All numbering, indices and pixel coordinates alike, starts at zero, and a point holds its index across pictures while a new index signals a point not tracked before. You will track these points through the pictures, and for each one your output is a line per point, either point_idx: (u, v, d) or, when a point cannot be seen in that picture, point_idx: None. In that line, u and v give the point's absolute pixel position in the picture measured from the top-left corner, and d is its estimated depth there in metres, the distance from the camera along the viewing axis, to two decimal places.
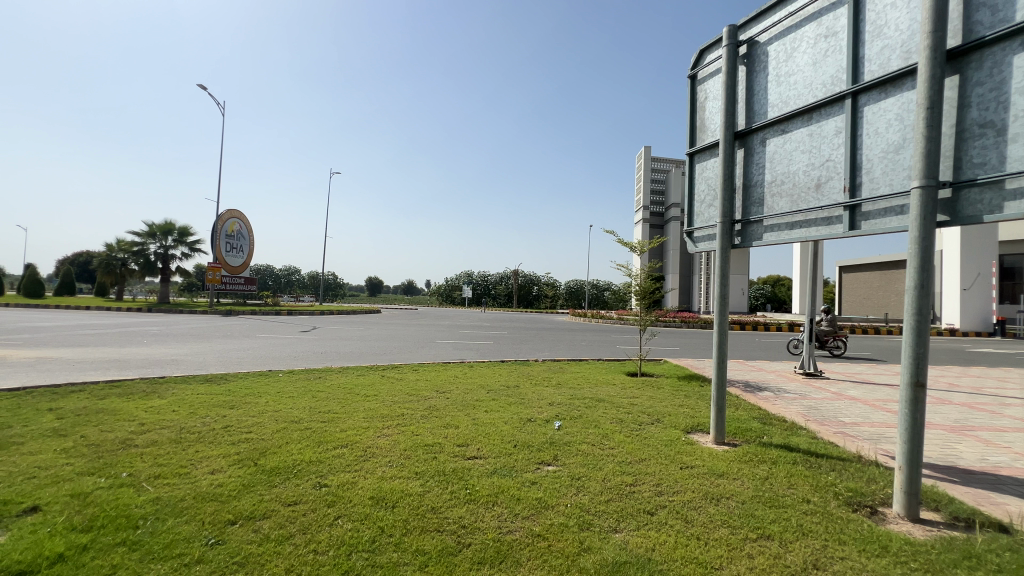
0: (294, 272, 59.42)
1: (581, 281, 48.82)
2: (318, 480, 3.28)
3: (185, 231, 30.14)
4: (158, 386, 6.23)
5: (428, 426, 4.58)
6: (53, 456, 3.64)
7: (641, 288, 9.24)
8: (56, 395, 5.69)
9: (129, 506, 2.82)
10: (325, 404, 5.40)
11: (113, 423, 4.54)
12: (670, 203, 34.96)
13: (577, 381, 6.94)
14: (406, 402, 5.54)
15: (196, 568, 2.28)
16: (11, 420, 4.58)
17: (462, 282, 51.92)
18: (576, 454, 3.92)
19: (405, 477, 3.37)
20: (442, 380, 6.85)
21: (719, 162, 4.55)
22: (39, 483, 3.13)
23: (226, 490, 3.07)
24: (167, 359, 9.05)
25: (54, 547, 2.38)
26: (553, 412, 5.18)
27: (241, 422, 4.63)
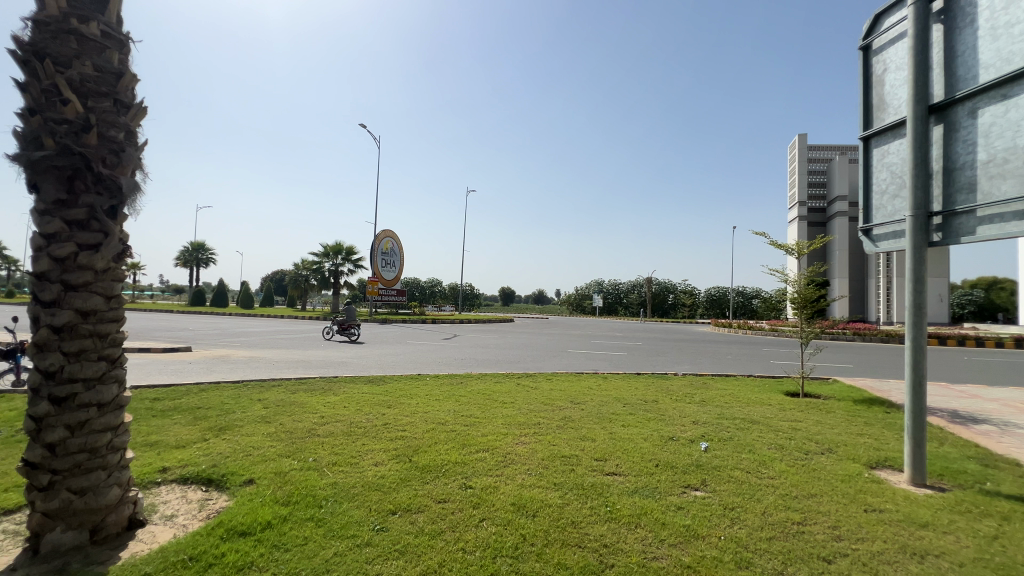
0: (439, 284, 65.08)
1: (723, 288, 45.01)
2: (464, 481, 3.48)
3: (352, 251, 35.07)
4: (332, 385, 7.28)
5: (564, 437, 4.57)
6: (261, 438, 4.47)
7: (800, 296, 8.09)
8: (262, 388, 7.01)
9: (315, 487, 3.32)
10: (467, 408, 5.74)
11: (300, 414, 5.42)
12: (834, 196, 30.23)
13: (724, 399, 6.32)
14: (542, 411, 5.61)
15: (366, 549, 2.58)
16: (234, 407, 5.76)
17: (593, 291, 51.60)
18: (729, 481, 3.54)
19: (544, 487, 3.40)
20: (575, 391, 6.80)
21: (907, 143, 3.78)
22: (253, 460, 3.87)
23: (387, 482, 3.43)
24: (338, 361, 10.59)
25: (265, 514, 2.90)
26: (698, 432, 4.78)
27: (397, 421, 5.16)
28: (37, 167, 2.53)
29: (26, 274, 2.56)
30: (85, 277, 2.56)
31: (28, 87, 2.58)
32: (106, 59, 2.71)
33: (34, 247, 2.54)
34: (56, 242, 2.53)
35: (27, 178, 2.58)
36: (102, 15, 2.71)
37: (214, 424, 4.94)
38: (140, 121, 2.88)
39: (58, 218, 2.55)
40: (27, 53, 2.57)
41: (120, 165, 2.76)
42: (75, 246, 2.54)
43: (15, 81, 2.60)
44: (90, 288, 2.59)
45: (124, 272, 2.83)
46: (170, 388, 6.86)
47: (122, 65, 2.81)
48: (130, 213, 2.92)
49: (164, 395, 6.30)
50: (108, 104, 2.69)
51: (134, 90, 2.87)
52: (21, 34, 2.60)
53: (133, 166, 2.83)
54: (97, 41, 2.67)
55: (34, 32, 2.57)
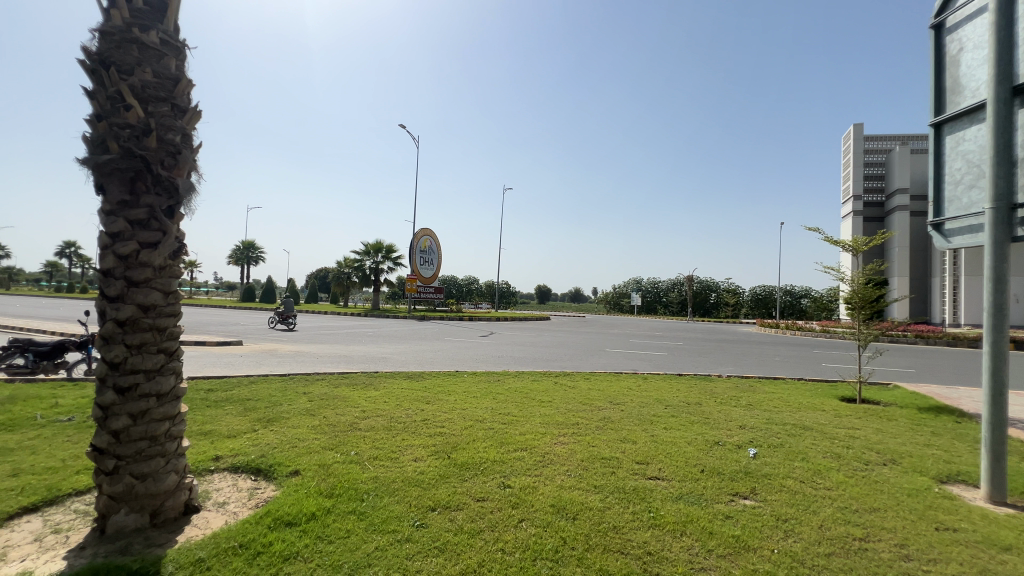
0: (475, 281, 65.65)
1: (769, 287, 43.17)
2: (502, 479, 3.45)
3: (391, 249, 35.85)
4: (373, 380, 7.44)
5: (604, 438, 4.47)
6: (306, 431, 4.60)
7: (857, 296, 7.60)
8: (307, 381, 7.24)
9: (357, 481, 3.39)
10: (505, 406, 5.72)
11: (343, 408, 5.55)
12: (895, 189, 28.32)
13: (774, 404, 6.03)
14: (581, 411, 5.52)
15: (406, 545, 2.59)
16: (281, 399, 5.97)
17: (631, 290, 50.65)
18: (781, 491, 3.35)
19: (585, 489, 3.32)
20: (614, 392, 6.66)
21: (987, 128, 3.45)
22: (299, 451, 3.98)
23: (427, 478, 3.45)
24: (379, 356, 10.84)
25: (310, 506, 2.97)
26: (746, 437, 4.56)
27: (436, 417, 5.20)
28: (103, 170, 2.68)
29: (94, 271, 2.73)
30: (146, 274, 2.69)
31: (95, 95, 2.73)
32: (165, 65, 2.83)
33: (101, 246, 2.69)
34: (120, 241, 2.67)
35: (94, 181, 2.73)
36: (160, 23, 2.83)
37: (262, 416, 5.13)
38: (195, 124, 3.00)
39: (122, 218, 2.68)
40: (95, 62, 2.72)
41: (176, 167, 2.88)
42: (136, 244, 2.68)
43: (84, 90, 2.76)
44: (150, 284, 2.71)
45: (180, 269, 2.96)
46: (222, 380, 7.19)
47: (178, 71, 2.94)
48: (186, 213, 3.04)
49: (218, 387, 6.62)
50: (165, 109, 2.81)
51: (190, 94, 2.99)
52: (90, 45, 2.75)
53: (190, 167, 2.95)
54: (157, 48, 2.79)
55: (100, 42, 2.71)
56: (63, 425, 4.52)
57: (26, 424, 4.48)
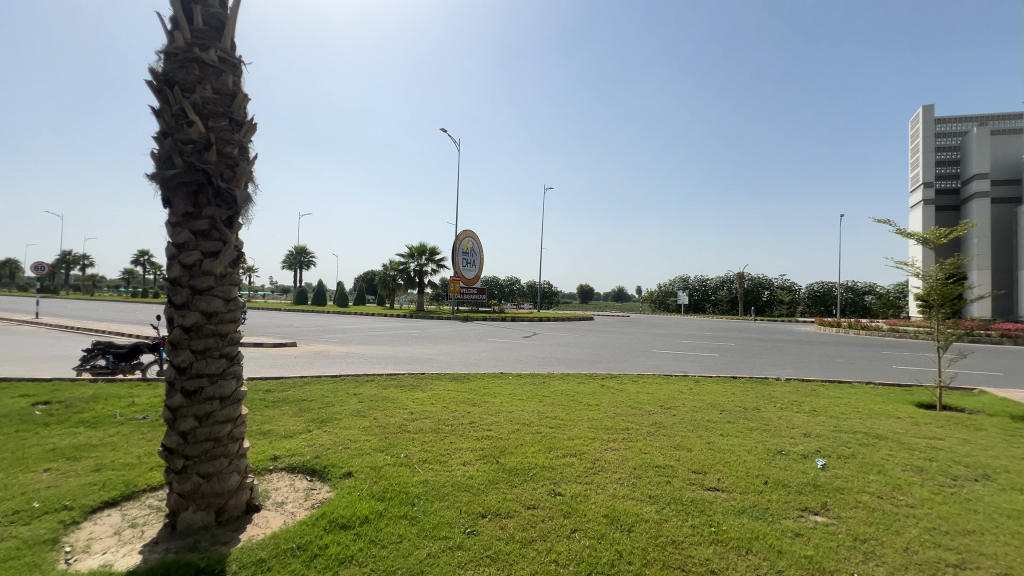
0: (516, 282, 65.87)
1: (827, 283, 40.75)
2: (552, 486, 3.38)
3: (434, 251, 36.52)
4: (420, 381, 7.54)
5: (657, 444, 4.30)
6: (357, 432, 4.70)
7: (935, 293, 6.96)
8: (357, 383, 7.43)
9: (407, 483, 3.41)
10: (552, 410, 5.63)
11: (392, 409, 5.64)
12: (972, 174, 25.97)
13: (841, 410, 5.62)
14: (630, 416, 5.34)
15: (459, 553, 2.57)
16: (333, 400, 6.15)
17: (677, 288, 49.21)
18: (857, 507, 3.08)
19: (639, 499, 3.19)
20: (665, 395, 6.42)
21: None
22: (352, 453, 4.07)
23: (476, 483, 3.43)
24: (425, 358, 11.02)
25: (363, 509, 3.01)
26: (812, 446, 4.26)
27: (483, 419, 5.18)
28: (169, 184, 2.81)
29: (163, 280, 2.87)
30: (208, 282, 2.81)
31: (162, 112, 2.87)
32: (223, 82, 2.95)
33: (168, 256, 2.83)
34: (185, 251, 2.80)
35: (161, 194, 2.87)
36: (219, 42, 2.94)
37: (317, 417, 5.29)
38: (251, 136, 3.10)
39: (186, 229, 2.81)
40: (160, 82, 2.86)
41: (235, 178, 2.99)
42: (199, 253, 2.80)
43: (153, 109, 2.91)
44: (212, 292, 2.83)
45: (240, 277, 3.07)
46: (278, 381, 7.50)
47: (236, 86, 3.05)
48: (244, 222, 3.16)
49: (275, 387, 6.91)
50: (224, 123, 2.92)
51: (247, 108, 3.11)
52: (156, 65, 2.90)
53: (246, 178, 3.06)
54: (215, 66, 2.91)
55: (166, 63, 2.86)
56: (138, 423, 4.83)
57: (108, 422, 4.83)
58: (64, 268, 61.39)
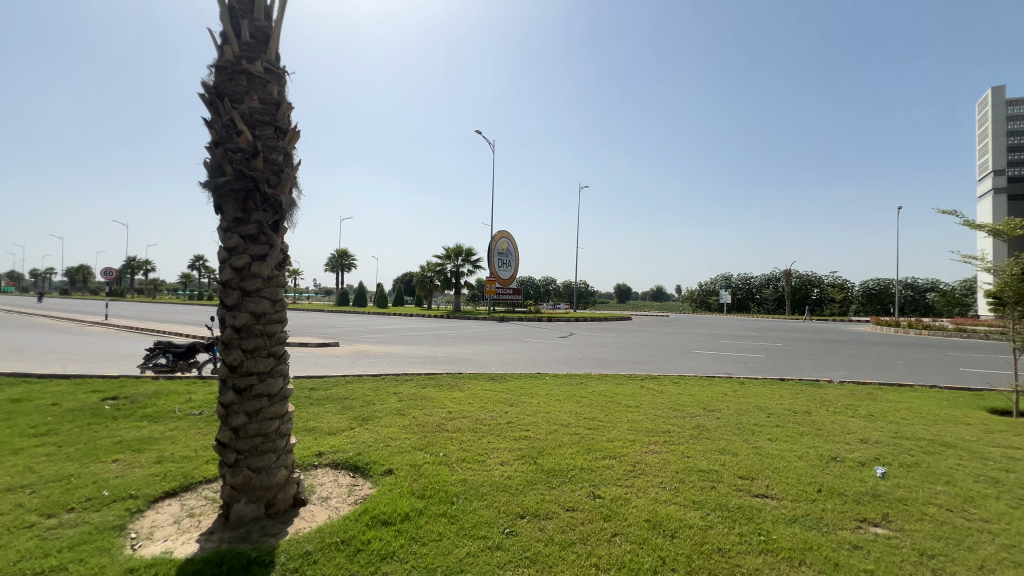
0: (551, 282, 65.67)
1: (884, 280, 38.38)
2: (591, 489, 3.32)
3: (470, 253, 36.91)
4: (458, 380, 7.63)
5: (701, 448, 4.16)
6: (397, 430, 4.79)
7: (1009, 289, 6.40)
8: (397, 382, 7.59)
9: (446, 482, 3.44)
10: (590, 411, 5.55)
11: (430, 408, 5.73)
12: None
13: (902, 415, 5.26)
14: (672, 418, 5.19)
15: (498, 553, 2.56)
16: (374, 398, 6.31)
17: (719, 287, 47.68)
18: (922, 520, 2.86)
19: (682, 504, 3.09)
20: (708, 397, 6.21)
21: None
22: (392, 451, 4.14)
23: (514, 483, 3.42)
24: (462, 357, 11.14)
25: (403, 506, 3.05)
26: (870, 453, 4.01)
27: (520, 420, 5.17)
28: (220, 191, 2.94)
29: (215, 282, 3.02)
30: (256, 284, 2.93)
31: (213, 123, 3.02)
32: (268, 92, 3.07)
33: (220, 260, 2.97)
34: (235, 255, 2.93)
35: (214, 201, 3.02)
36: (264, 54, 3.07)
37: (359, 414, 5.44)
38: (295, 143, 3.22)
39: (235, 233, 2.93)
40: (212, 95, 3.01)
41: (280, 184, 3.10)
42: (249, 257, 2.93)
43: (205, 121, 3.08)
44: (260, 293, 2.96)
45: (285, 279, 3.19)
46: (323, 379, 7.76)
47: (280, 96, 3.17)
48: (289, 226, 3.28)
49: (319, 386, 7.17)
50: (270, 131, 3.05)
51: (291, 116, 3.22)
52: (208, 79, 3.06)
53: (291, 184, 3.17)
54: (261, 77, 3.04)
55: (217, 76, 3.00)
56: (195, 418, 5.11)
57: (168, 417, 5.14)
58: (130, 273, 65.99)
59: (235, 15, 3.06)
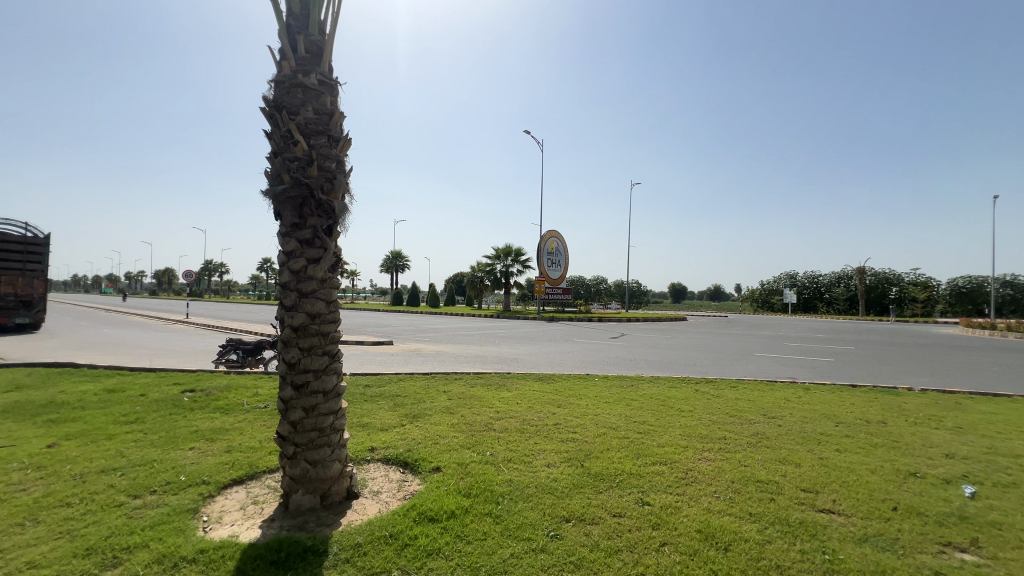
0: (603, 281, 64.55)
1: (978, 277, 34.59)
2: (640, 495, 3.23)
3: (520, 253, 36.99)
4: (506, 380, 7.66)
5: (759, 457, 3.93)
6: (446, 428, 4.88)
7: None
8: (447, 380, 7.75)
9: (493, 482, 3.46)
10: (640, 415, 5.39)
11: (478, 407, 5.79)
12: None
13: (998, 429, 4.71)
14: (728, 424, 4.94)
15: (542, 556, 2.54)
16: (424, 396, 6.47)
17: (784, 286, 44.91)
18: (1019, 549, 2.55)
19: (737, 516, 2.93)
20: (769, 403, 5.85)
21: None
22: (441, 448, 4.23)
23: (561, 486, 3.38)
24: (512, 357, 11.19)
25: (449, 504, 3.10)
26: (956, 470, 3.62)
27: (568, 421, 5.12)
28: (280, 199, 3.12)
29: (275, 285, 3.20)
30: (312, 286, 3.09)
31: (273, 135, 3.21)
32: (322, 102, 3.22)
33: (280, 263, 3.15)
34: (292, 258, 3.10)
35: (274, 208, 3.21)
36: (318, 67, 3.23)
37: (410, 412, 5.60)
38: (347, 151, 3.36)
39: (293, 238, 3.10)
40: (271, 108, 3.20)
41: (333, 190, 3.25)
42: (305, 260, 3.09)
43: (266, 133, 3.27)
44: (315, 295, 3.11)
45: (339, 281, 3.34)
46: (377, 376, 8.06)
47: (333, 106, 3.32)
48: (342, 230, 3.43)
49: (374, 383, 7.45)
50: (323, 140, 3.20)
51: (343, 125, 3.36)
52: (268, 93, 3.25)
53: (343, 190, 3.31)
54: (315, 88, 3.19)
55: (276, 90, 3.19)
56: (261, 411, 5.47)
57: (238, 409, 5.53)
58: (208, 275, 71.68)
59: (292, 31, 3.24)
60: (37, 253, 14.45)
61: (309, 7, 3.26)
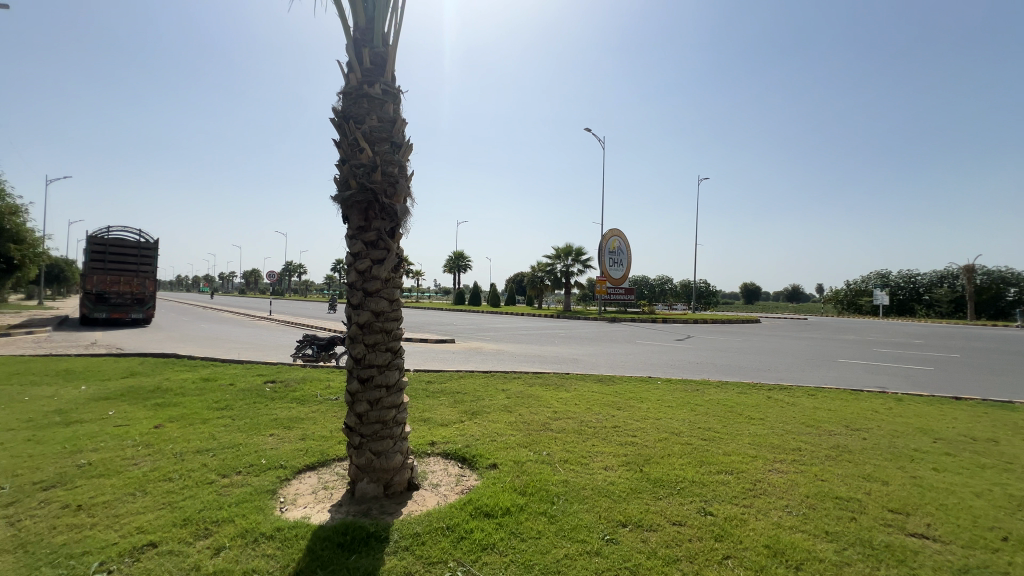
0: (668, 281, 62.22)
1: None
2: (702, 504, 3.08)
3: (580, 252, 36.54)
4: (565, 381, 7.61)
5: (838, 471, 3.62)
6: (504, 426, 4.94)
7: None
8: (506, 379, 7.83)
9: (548, 482, 3.46)
10: (705, 420, 5.15)
11: (536, 407, 5.81)
12: None
13: None
14: (804, 434, 4.58)
15: (596, 559, 2.51)
16: (484, 394, 6.59)
17: (874, 286, 40.86)
18: None
19: (811, 534, 2.72)
20: (853, 414, 5.36)
21: None
22: (498, 446, 4.29)
23: (618, 490, 3.31)
24: (571, 358, 11.10)
25: (505, 501, 3.14)
26: None
27: (627, 424, 5.00)
28: (347, 204, 3.31)
29: (343, 284, 3.40)
30: (376, 286, 3.25)
31: (341, 144, 3.41)
32: (385, 110, 3.39)
33: (347, 264, 3.34)
34: (358, 259, 3.27)
35: (342, 212, 3.41)
36: (382, 77, 3.40)
37: (470, 409, 5.73)
38: (409, 156, 3.50)
39: (359, 240, 3.28)
40: (339, 118, 3.40)
41: (396, 194, 3.39)
42: (370, 261, 3.26)
43: (336, 142, 3.49)
44: (379, 294, 3.27)
45: (401, 280, 3.48)
46: (439, 373, 8.31)
47: (396, 113, 3.48)
48: (404, 232, 3.58)
49: (436, 380, 7.68)
50: (386, 147, 3.35)
51: (404, 131, 3.51)
52: (337, 104, 3.46)
53: (405, 193, 3.45)
54: (379, 98, 3.36)
55: (343, 101, 3.39)
56: (332, 403, 5.84)
57: (312, 401, 5.94)
58: (289, 276, 77.51)
59: (359, 45, 3.43)
60: (147, 257, 16.36)
61: (373, 21, 3.43)
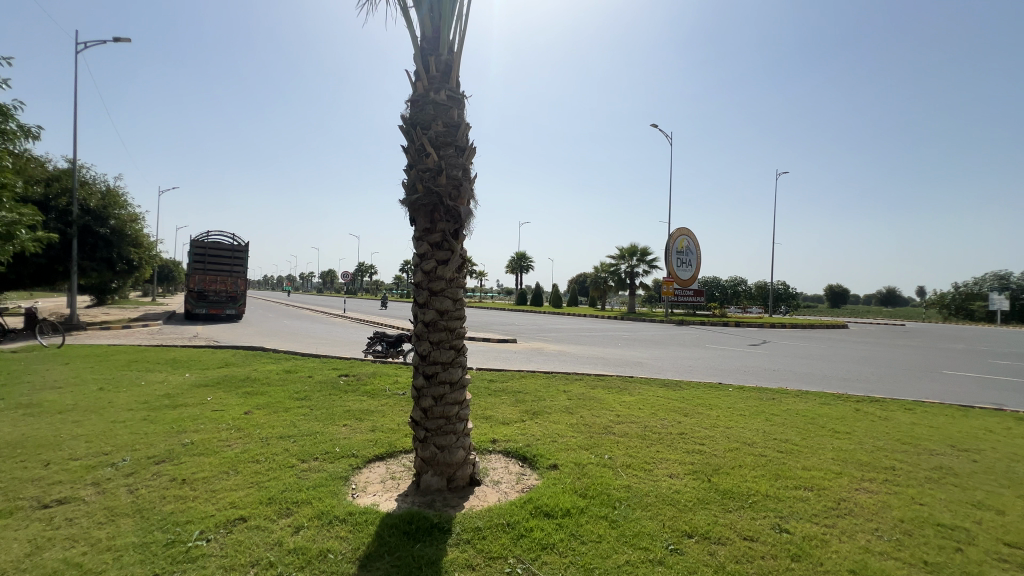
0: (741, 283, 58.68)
1: None
2: (778, 521, 2.88)
3: (646, 252, 35.43)
4: (628, 384, 7.42)
5: (940, 496, 3.24)
6: (564, 428, 4.91)
7: None
8: (568, 380, 7.77)
9: (610, 486, 3.39)
10: (782, 431, 4.81)
11: (598, 409, 5.71)
12: None
13: None
14: (899, 452, 4.15)
15: (659, 569, 2.43)
16: (545, 395, 6.59)
17: (990, 288, 35.95)
18: None
19: (905, 562, 2.46)
20: (961, 432, 4.76)
21: None
22: (559, 447, 4.27)
23: (684, 499, 3.18)
24: (635, 361, 10.79)
25: (565, 502, 3.12)
26: None
27: (695, 432, 4.78)
28: (414, 206, 3.45)
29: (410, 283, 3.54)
30: (441, 285, 3.36)
31: (409, 149, 3.56)
32: (450, 115, 3.50)
33: (414, 264, 3.48)
34: (424, 259, 3.40)
35: (409, 215, 3.56)
36: (447, 83, 3.51)
37: (530, 409, 5.75)
38: (472, 159, 3.58)
39: (425, 241, 3.41)
40: (407, 124, 3.56)
41: (460, 197, 3.50)
42: (435, 261, 3.38)
43: (404, 148, 3.65)
44: (443, 293, 3.38)
45: (465, 280, 3.58)
46: (502, 372, 8.42)
47: (460, 118, 3.58)
48: (467, 233, 3.67)
49: (498, 379, 7.79)
50: (451, 151, 3.46)
51: (468, 135, 3.60)
52: (405, 112, 3.61)
53: (468, 196, 3.54)
54: (444, 104, 3.47)
55: (411, 109, 3.54)
56: (400, 398, 6.11)
57: (382, 394, 6.26)
58: (362, 276, 82.02)
59: (425, 54, 3.56)
60: (240, 258, 18.03)
61: (439, 30, 3.54)
